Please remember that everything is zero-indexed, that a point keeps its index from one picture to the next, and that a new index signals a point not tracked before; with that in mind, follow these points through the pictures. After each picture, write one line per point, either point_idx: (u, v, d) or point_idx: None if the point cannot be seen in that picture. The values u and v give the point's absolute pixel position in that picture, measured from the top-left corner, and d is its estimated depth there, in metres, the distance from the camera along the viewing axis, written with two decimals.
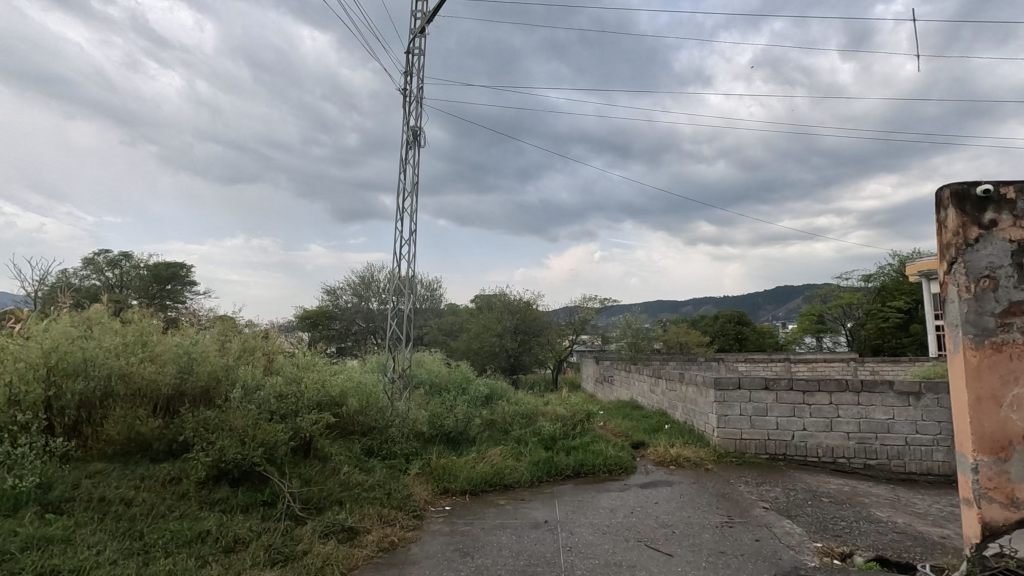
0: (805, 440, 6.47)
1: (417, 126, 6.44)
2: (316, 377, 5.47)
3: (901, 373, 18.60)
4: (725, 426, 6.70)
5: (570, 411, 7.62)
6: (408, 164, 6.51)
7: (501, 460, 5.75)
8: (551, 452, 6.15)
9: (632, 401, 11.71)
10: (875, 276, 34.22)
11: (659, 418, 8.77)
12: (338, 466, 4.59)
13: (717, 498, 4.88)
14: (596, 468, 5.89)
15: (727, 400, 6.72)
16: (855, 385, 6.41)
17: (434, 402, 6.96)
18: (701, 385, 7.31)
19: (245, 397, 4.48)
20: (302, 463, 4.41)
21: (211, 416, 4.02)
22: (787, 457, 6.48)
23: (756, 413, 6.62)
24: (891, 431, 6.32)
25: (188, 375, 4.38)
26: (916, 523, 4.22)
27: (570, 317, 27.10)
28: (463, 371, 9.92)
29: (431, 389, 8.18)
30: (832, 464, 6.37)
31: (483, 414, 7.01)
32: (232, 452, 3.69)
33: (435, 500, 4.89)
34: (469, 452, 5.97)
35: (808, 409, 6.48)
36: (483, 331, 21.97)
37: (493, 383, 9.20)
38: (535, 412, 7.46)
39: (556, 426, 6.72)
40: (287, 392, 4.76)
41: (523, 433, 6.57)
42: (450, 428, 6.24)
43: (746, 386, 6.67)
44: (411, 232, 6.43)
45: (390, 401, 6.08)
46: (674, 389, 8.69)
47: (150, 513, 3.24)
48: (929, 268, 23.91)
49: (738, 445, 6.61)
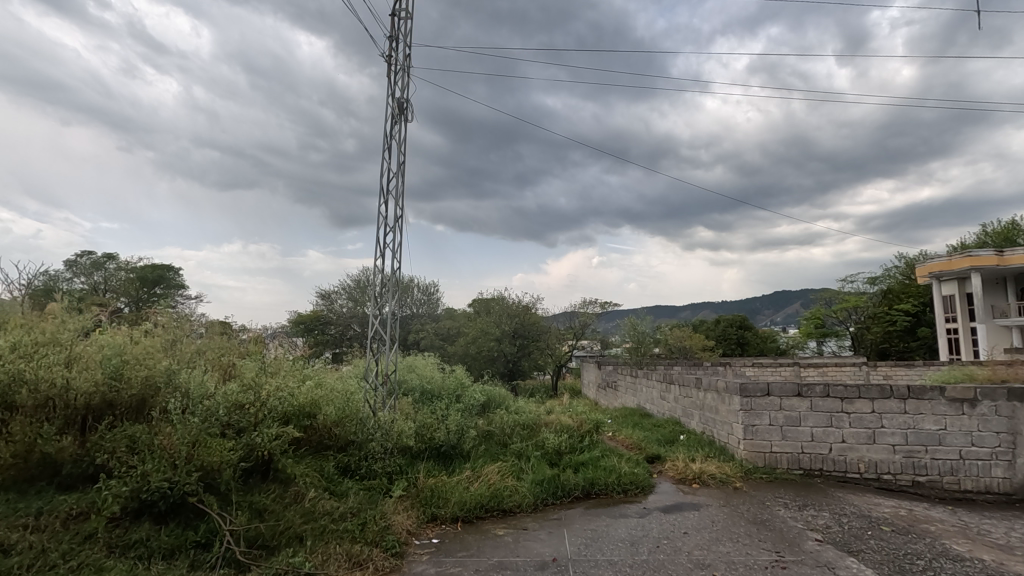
0: (843, 454, 5.70)
1: (404, 98, 5.68)
2: (283, 380, 4.68)
3: (916, 377, 17.86)
4: (752, 437, 5.93)
5: (577, 420, 6.83)
6: (393, 141, 5.74)
7: (500, 479, 4.97)
8: (557, 469, 5.37)
9: (640, 408, 10.93)
10: (880, 279, 33.50)
11: (672, 427, 7.99)
12: (303, 490, 3.81)
13: (756, 526, 4.09)
14: (609, 488, 5.11)
15: (754, 408, 5.94)
16: (900, 391, 5.65)
17: (423, 411, 6.17)
18: (723, 391, 6.53)
19: (189, 408, 3.68)
20: (257, 488, 3.62)
21: (139, 432, 3.22)
22: (824, 474, 5.72)
23: (787, 423, 5.85)
24: (942, 443, 5.55)
25: (119, 381, 3.58)
26: (1009, 562, 3.43)
27: (570, 321, 26.27)
28: (458, 376, 9.15)
29: (422, 397, 7.37)
30: (875, 481, 5.61)
31: (479, 424, 6.23)
32: (155, 480, 2.89)
33: (419, 530, 4.10)
34: (463, 469, 5.20)
35: (848, 419, 5.71)
36: (481, 336, 21.21)
37: (490, 390, 8.43)
38: (537, 421, 6.68)
39: (561, 439, 5.94)
40: (243, 401, 3.97)
41: (524, 447, 5.79)
42: (441, 441, 5.47)
43: (777, 392, 5.90)
44: (396, 218, 5.66)
45: (370, 411, 5.29)
46: (689, 396, 7.91)
47: (33, 566, 2.44)
48: (940, 269, 23.22)
49: (768, 459, 5.85)
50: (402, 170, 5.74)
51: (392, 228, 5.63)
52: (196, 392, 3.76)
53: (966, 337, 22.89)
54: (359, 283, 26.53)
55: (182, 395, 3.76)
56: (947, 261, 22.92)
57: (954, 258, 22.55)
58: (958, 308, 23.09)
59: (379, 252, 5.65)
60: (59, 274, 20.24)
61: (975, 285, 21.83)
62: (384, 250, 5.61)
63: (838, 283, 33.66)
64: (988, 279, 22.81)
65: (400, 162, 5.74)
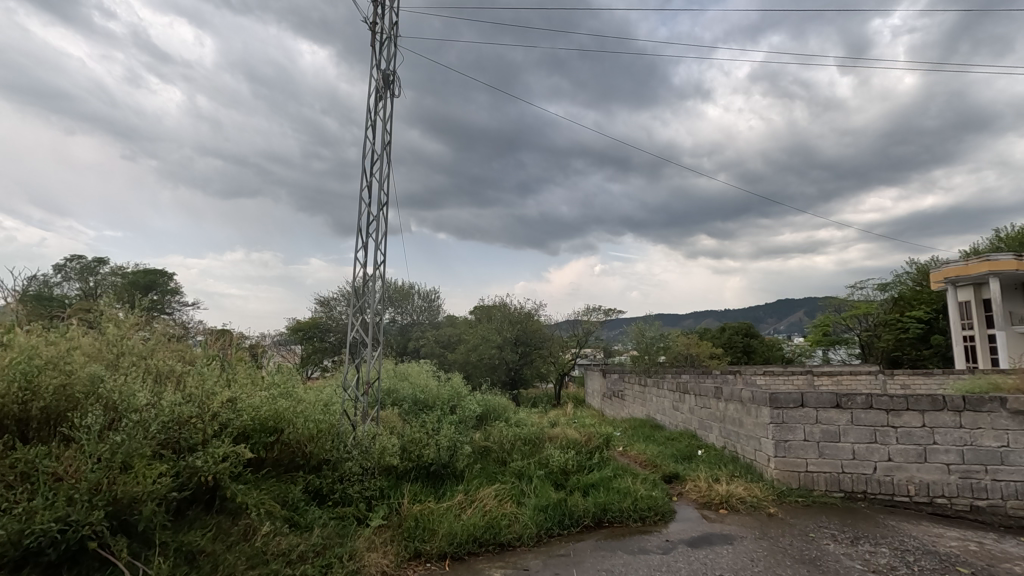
0: (890, 475, 4.99)
1: (390, 70, 5.05)
2: (244, 389, 4.03)
3: (935, 387, 17.04)
4: (784, 454, 5.22)
5: (585, 433, 6.13)
6: (378, 120, 5.12)
7: (497, 505, 4.29)
8: (563, 492, 4.67)
9: (650, 420, 10.21)
10: (891, 286, 32.72)
11: (688, 441, 7.27)
12: (256, 524, 3.14)
13: (807, 567, 3.39)
14: (623, 516, 4.40)
15: (787, 422, 5.24)
16: (955, 403, 4.93)
17: (411, 425, 5.47)
18: (748, 402, 5.82)
19: (112, 423, 3.00)
20: (194, 522, 2.94)
21: (37, 455, 2.54)
22: (867, 497, 5.00)
23: (825, 439, 5.14)
24: (1005, 463, 4.83)
25: (23, 392, 2.89)
26: None
27: (574, 329, 25.52)
28: (455, 385, 8.45)
29: (413, 408, 6.67)
30: (928, 506, 4.89)
31: (474, 439, 5.53)
32: (41, 521, 2.22)
33: (397, 572, 3.42)
34: (454, 493, 4.51)
35: (894, 434, 5.01)
36: (481, 343, 20.49)
37: (489, 399, 7.73)
38: (541, 435, 5.98)
39: (568, 456, 5.24)
40: (189, 413, 3.32)
41: (525, 466, 5.10)
42: (431, 459, 4.77)
43: (812, 404, 5.20)
44: (380, 205, 5.00)
45: (348, 426, 4.59)
46: (707, 407, 7.20)
47: None
48: (957, 274, 22.41)
49: (803, 480, 5.14)
50: (386, 152, 5.10)
51: (374, 217, 4.99)
52: (128, 402, 3.10)
53: (984, 344, 22.06)
54: None
55: (109, 409, 3.10)
56: (964, 265, 22.03)
57: (972, 262, 21.68)
58: (974, 315, 22.31)
59: (361, 244, 4.96)
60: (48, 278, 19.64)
61: (994, 290, 21.01)
62: (365, 244, 4.97)
63: (848, 289, 32.83)
64: (1006, 284, 22.03)
65: (385, 143, 5.10)
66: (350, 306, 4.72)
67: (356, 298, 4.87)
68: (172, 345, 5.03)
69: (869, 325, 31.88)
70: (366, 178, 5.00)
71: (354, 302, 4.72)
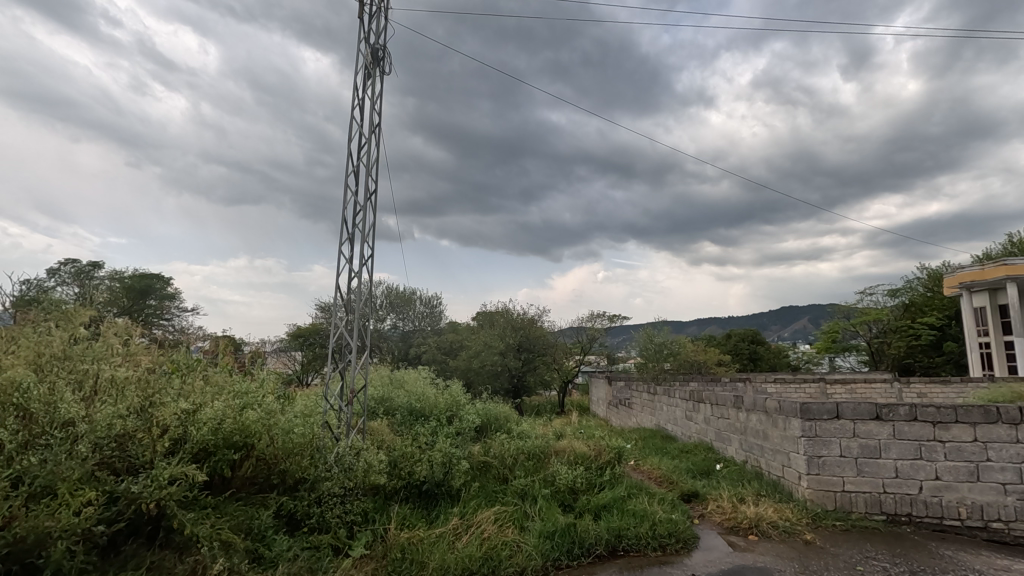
0: (937, 495, 4.45)
1: (379, 45, 4.57)
2: (206, 397, 3.54)
3: (953, 396, 16.33)
4: (817, 472, 4.68)
5: (596, 446, 5.59)
6: (366, 100, 4.64)
7: (497, 531, 3.78)
8: (572, 515, 4.15)
9: (660, 430, 9.65)
10: (901, 292, 32.01)
11: (705, 455, 6.73)
12: (205, 561, 2.62)
13: None
14: (641, 544, 3.86)
15: (820, 436, 4.70)
16: (1010, 415, 4.39)
17: (401, 437, 4.96)
18: (774, 413, 5.30)
19: (31, 442, 2.51)
20: (127, 563, 2.45)
21: None
22: (913, 521, 4.45)
23: (863, 455, 4.60)
24: None
25: None
26: None
27: (578, 335, 24.90)
28: (454, 393, 7.92)
29: (407, 419, 6.17)
30: (982, 532, 4.33)
31: (473, 454, 5.02)
32: None
33: None
34: (447, 517, 3.98)
35: (942, 450, 4.47)
36: (483, 349, 20.07)
37: (490, 409, 7.21)
38: (546, 448, 5.45)
39: (577, 473, 4.72)
40: (130, 427, 2.84)
41: (529, 484, 4.58)
42: (422, 477, 4.26)
43: (848, 415, 4.66)
44: (367, 193, 4.51)
45: (329, 440, 4.06)
46: (725, 418, 6.67)
47: None
48: (972, 279, 21.75)
49: (840, 501, 4.60)
50: (375, 136, 4.63)
51: (360, 207, 4.50)
52: (52, 415, 2.62)
53: (1000, 351, 21.34)
54: None
55: (29, 422, 2.63)
56: (981, 270, 21.41)
57: (988, 266, 21.02)
58: (990, 321, 21.62)
59: (345, 236, 4.45)
60: (41, 281, 19.21)
61: (1011, 296, 20.30)
62: (351, 236, 4.47)
63: (858, 295, 32.13)
64: None
65: (373, 127, 4.63)
66: (334, 311, 4.24)
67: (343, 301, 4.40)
68: (141, 350, 4.57)
69: (879, 331, 31.13)
70: (353, 163, 4.53)
71: (339, 306, 4.25)
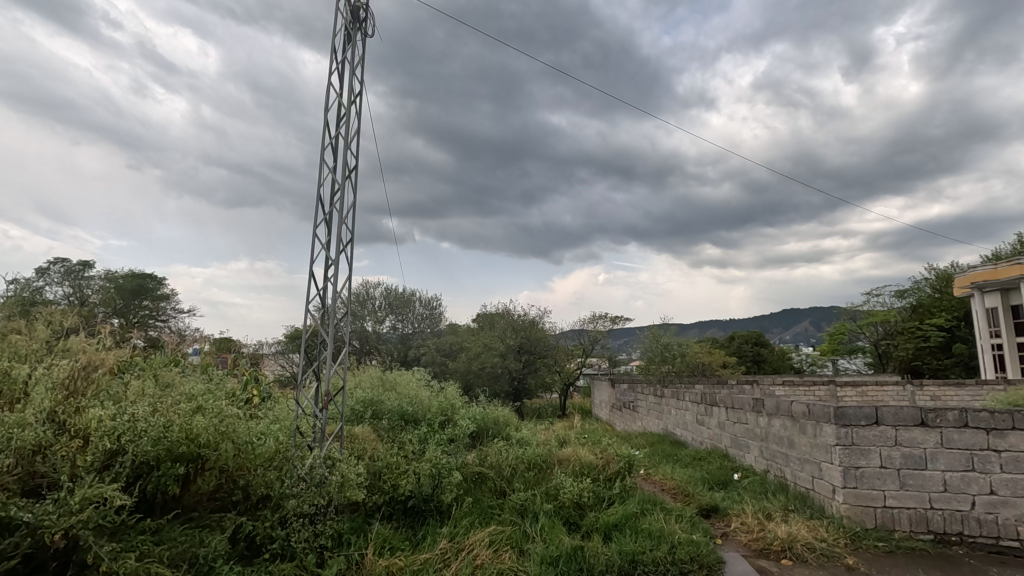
0: (992, 512, 3.91)
1: (360, 3, 4.07)
2: (154, 401, 3.05)
3: (968, 399, 15.73)
4: (854, 485, 4.15)
5: (603, 455, 5.06)
6: (345, 65, 4.10)
7: (493, 558, 3.26)
8: (577, 537, 3.62)
9: (668, 435, 9.12)
10: (909, 293, 31.41)
11: (721, 463, 6.19)
12: None
13: None
14: (658, 569, 3.33)
15: (857, 444, 4.18)
16: None
17: (386, 446, 4.43)
18: (802, 418, 4.77)
19: None
20: None
21: None
22: (964, 541, 3.92)
23: (907, 465, 4.07)
24: None
25: None
26: None
27: (580, 338, 24.39)
28: (450, 396, 7.42)
29: (397, 424, 5.67)
30: None
31: (467, 465, 4.48)
32: None
33: None
34: (434, 540, 3.45)
35: (997, 460, 3.93)
36: (483, 351, 19.57)
37: (488, 413, 6.70)
38: (550, 457, 4.91)
39: (583, 486, 4.21)
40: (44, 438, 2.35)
41: (529, 499, 4.06)
42: (406, 491, 3.74)
43: (889, 421, 4.13)
44: (347, 170, 3.97)
45: (300, 451, 3.55)
46: (743, 423, 6.15)
47: None
48: (986, 279, 21.16)
49: (880, 518, 4.06)
50: (356, 106, 4.09)
51: (338, 185, 3.94)
52: None
53: (1013, 353, 20.73)
54: (359, 298, 25.40)
55: None
56: (994, 269, 20.93)
57: (1002, 266, 20.51)
58: (1002, 322, 21.03)
59: (321, 218, 3.90)
60: (30, 281, 18.78)
61: None
62: (328, 219, 3.91)
63: (865, 296, 31.54)
64: None
65: (355, 95, 4.09)
66: (308, 303, 3.72)
67: (319, 293, 3.84)
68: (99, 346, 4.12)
69: (886, 333, 30.53)
70: (331, 136, 4.00)
71: (314, 298, 3.72)
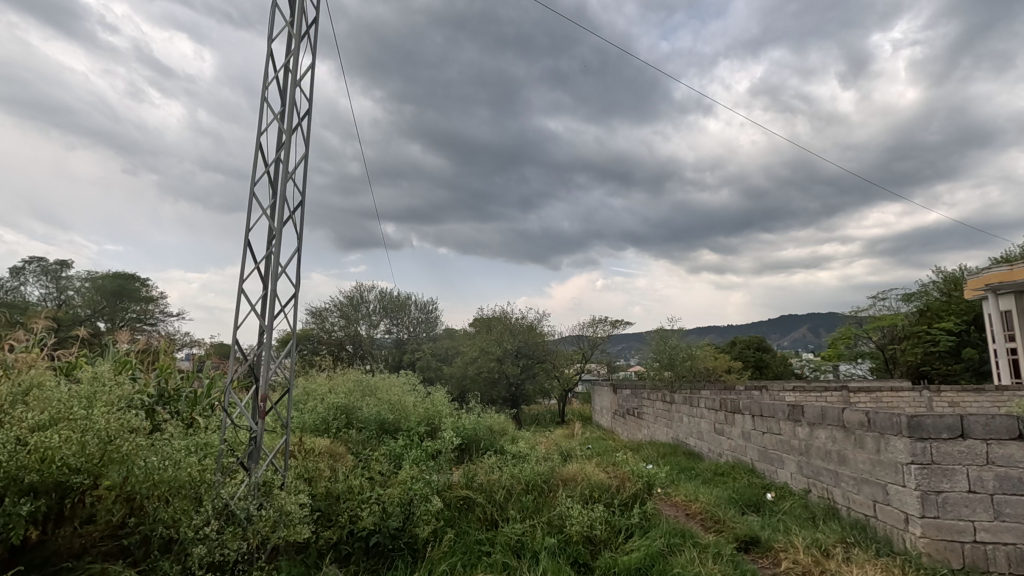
0: None
1: None
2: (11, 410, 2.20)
3: (988, 406, 14.88)
4: (936, 514, 3.31)
5: (615, 473, 4.24)
6: None
7: None
8: None
9: (680, 446, 8.27)
10: (916, 296, 30.55)
11: (749, 480, 5.34)
12: None
13: None
14: None
15: (937, 462, 3.34)
16: None
17: (353, 463, 3.59)
18: (859, 430, 3.95)
19: None
20: None
21: None
22: None
23: (1002, 490, 3.23)
24: None
25: None
26: None
27: (579, 342, 23.56)
28: (438, 402, 6.58)
29: (372, 434, 4.86)
30: None
31: (449, 490, 3.63)
32: None
33: None
34: None
35: None
36: (479, 355, 18.71)
37: (480, 420, 5.88)
38: (551, 474, 4.08)
39: (592, 514, 3.36)
40: None
41: (527, 534, 3.21)
42: (366, 524, 2.89)
43: (976, 434, 3.29)
44: (293, 115, 3.15)
45: (225, 476, 2.69)
46: (774, 433, 5.32)
47: None
48: (1001, 280, 20.32)
49: (971, 556, 3.21)
50: (308, 40, 3.28)
51: (284, 136, 3.09)
52: None
53: None
54: (352, 300, 24.63)
55: None
56: (1009, 271, 20.10)
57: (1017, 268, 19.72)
58: (1016, 326, 20.21)
59: (261, 174, 3.06)
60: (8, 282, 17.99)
61: None
62: (270, 176, 3.07)
63: (871, 300, 30.73)
64: None
65: (308, 26, 3.27)
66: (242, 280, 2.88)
67: (260, 270, 3.01)
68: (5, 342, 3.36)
69: (893, 338, 29.72)
70: (277, 75, 3.18)
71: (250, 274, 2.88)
